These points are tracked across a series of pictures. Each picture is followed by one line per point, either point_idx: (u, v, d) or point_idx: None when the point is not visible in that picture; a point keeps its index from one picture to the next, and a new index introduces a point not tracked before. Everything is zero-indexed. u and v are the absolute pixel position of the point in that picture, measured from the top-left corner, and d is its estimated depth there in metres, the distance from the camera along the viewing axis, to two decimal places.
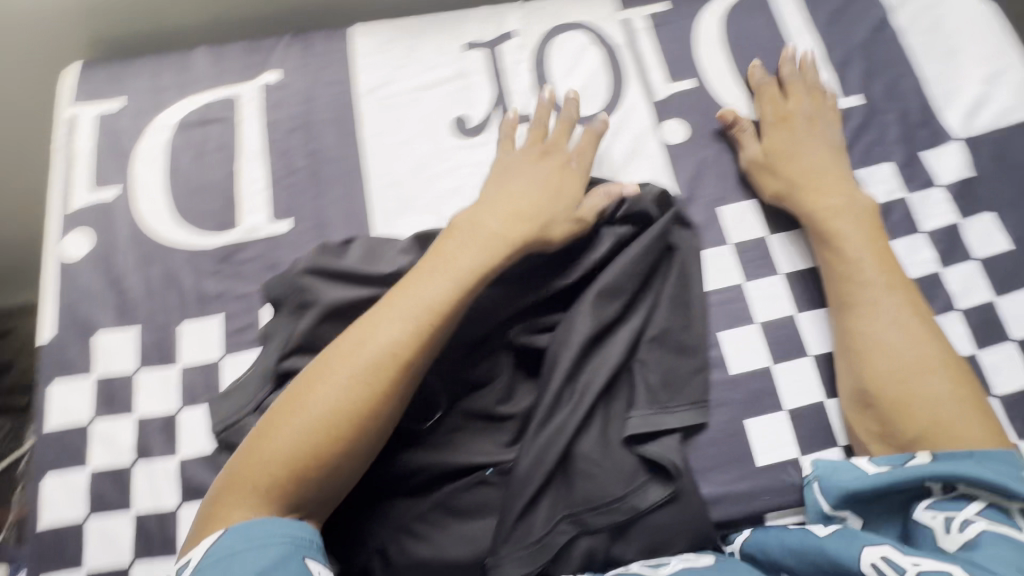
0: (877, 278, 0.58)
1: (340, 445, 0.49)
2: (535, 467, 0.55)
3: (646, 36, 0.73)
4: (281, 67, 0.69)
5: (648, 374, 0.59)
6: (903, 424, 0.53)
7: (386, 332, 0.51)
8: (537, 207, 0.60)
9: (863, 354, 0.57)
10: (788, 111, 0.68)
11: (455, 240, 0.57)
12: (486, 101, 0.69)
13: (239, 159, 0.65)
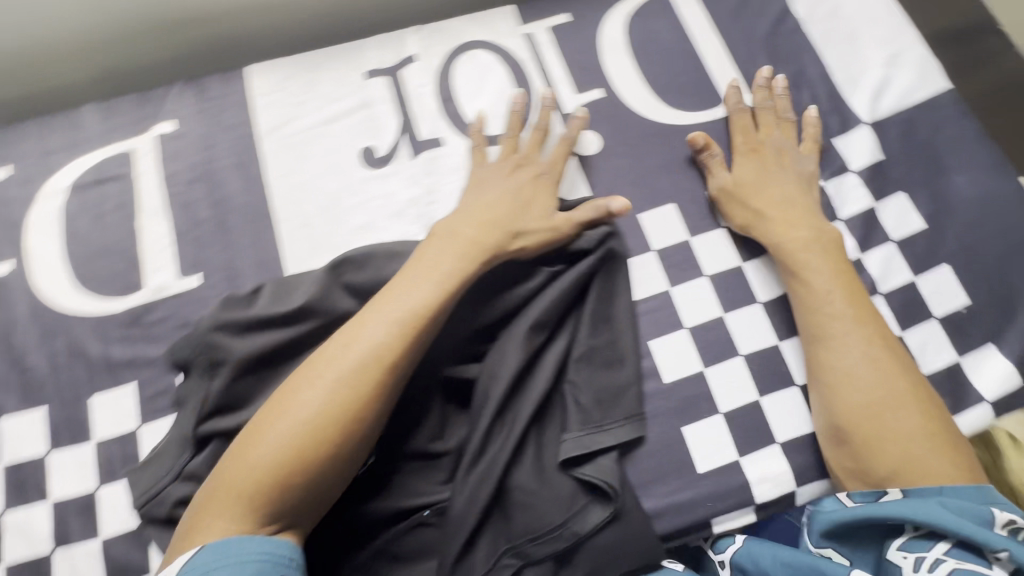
0: (845, 308, 0.60)
1: (327, 448, 0.50)
2: (468, 509, 0.54)
3: (549, 48, 0.74)
4: (175, 117, 0.68)
5: (578, 395, 0.59)
6: (876, 462, 0.55)
7: (373, 336, 0.53)
8: (507, 210, 0.62)
9: (838, 387, 0.57)
10: (759, 142, 0.69)
11: (430, 249, 0.60)
12: (393, 129, 0.69)
13: (139, 218, 0.64)
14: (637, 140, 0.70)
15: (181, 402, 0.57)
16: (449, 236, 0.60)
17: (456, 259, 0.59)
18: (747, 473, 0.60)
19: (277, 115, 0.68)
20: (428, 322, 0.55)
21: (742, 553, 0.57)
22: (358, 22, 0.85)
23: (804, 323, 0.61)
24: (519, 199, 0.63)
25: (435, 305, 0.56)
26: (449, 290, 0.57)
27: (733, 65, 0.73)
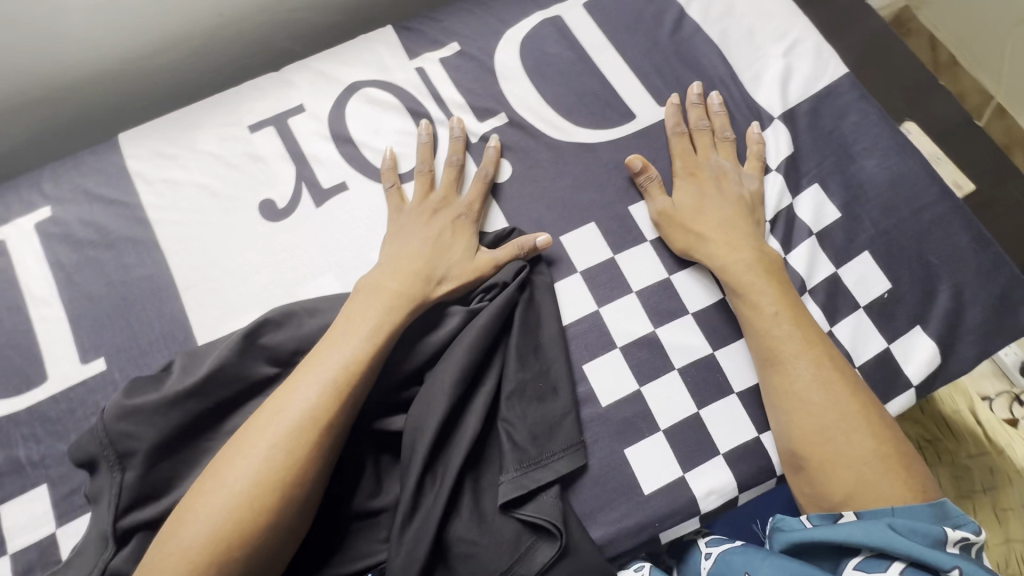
0: (789, 326, 0.60)
1: (263, 520, 0.47)
2: (408, 567, 0.52)
3: (443, 78, 0.73)
4: (56, 201, 0.68)
5: (513, 433, 0.57)
6: (831, 486, 0.55)
7: (304, 398, 0.51)
8: (433, 255, 0.62)
9: (792, 411, 0.57)
10: (698, 164, 0.68)
11: (360, 300, 0.58)
12: (290, 180, 0.69)
13: (29, 311, 0.63)
14: (547, 164, 0.70)
15: (94, 499, 0.53)
16: (378, 286, 0.59)
17: (387, 306, 0.57)
18: (692, 489, 0.59)
19: (158, 186, 0.68)
20: (364, 375, 0.54)
21: (737, 551, 0.55)
22: (270, 53, 0.86)
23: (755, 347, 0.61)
24: (446, 243, 0.63)
25: (368, 357, 0.54)
26: (383, 340, 0.56)
27: (634, 76, 0.74)
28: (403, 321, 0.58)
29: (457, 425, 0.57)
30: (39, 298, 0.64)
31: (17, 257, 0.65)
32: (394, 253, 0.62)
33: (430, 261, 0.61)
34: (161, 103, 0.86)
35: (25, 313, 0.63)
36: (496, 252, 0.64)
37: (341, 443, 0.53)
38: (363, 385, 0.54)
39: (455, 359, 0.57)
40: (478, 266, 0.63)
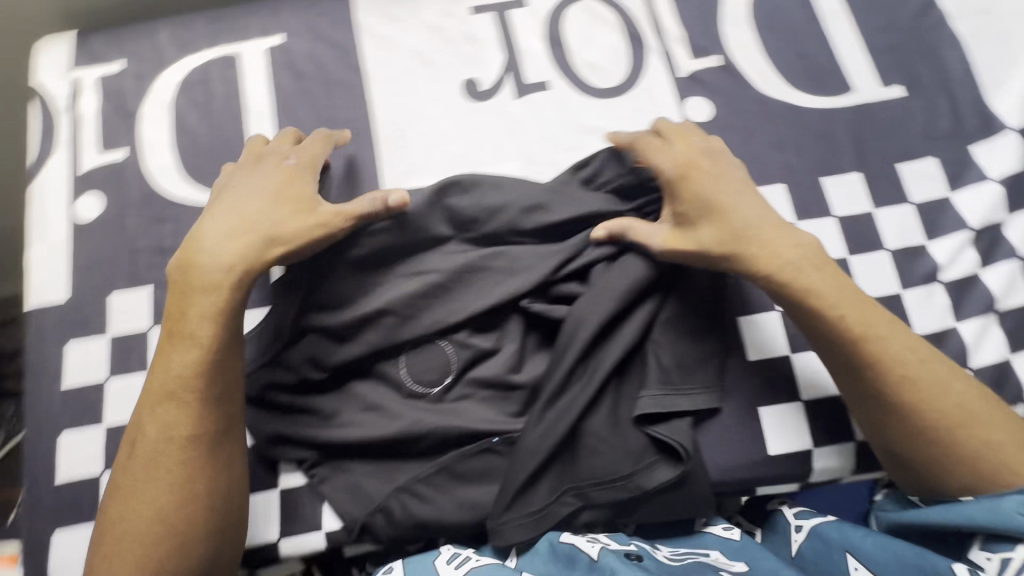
0: (862, 329, 0.53)
1: (168, 543, 0.49)
2: (541, 441, 0.55)
3: (667, 7, 0.73)
4: (286, 31, 0.73)
5: (660, 355, 0.58)
6: (943, 479, 0.52)
7: (160, 419, 0.52)
8: (230, 221, 0.56)
9: (886, 422, 0.53)
10: (687, 162, 0.60)
11: (188, 291, 0.54)
12: (497, 65, 0.71)
13: (246, 120, 0.69)
14: (751, 115, 0.68)
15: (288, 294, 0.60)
16: (209, 263, 0.54)
17: (215, 296, 0.53)
18: (815, 463, 0.59)
19: (378, 41, 0.72)
20: (209, 378, 0.52)
21: (831, 525, 0.56)
22: None
23: (828, 348, 0.55)
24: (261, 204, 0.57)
25: (208, 362, 0.52)
26: (226, 338, 0.53)
27: (864, 51, 0.70)
28: (236, 312, 0.54)
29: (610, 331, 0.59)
30: (254, 115, 0.70)
31: (246, 71, 0.71)
32: (267, 218, 0.56)
33: (263, 221, 0.56)
34: None
35: (243, 123, 0.69)
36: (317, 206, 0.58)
37: (219, 434, 0.53)
38: (227, 384, 0.53)
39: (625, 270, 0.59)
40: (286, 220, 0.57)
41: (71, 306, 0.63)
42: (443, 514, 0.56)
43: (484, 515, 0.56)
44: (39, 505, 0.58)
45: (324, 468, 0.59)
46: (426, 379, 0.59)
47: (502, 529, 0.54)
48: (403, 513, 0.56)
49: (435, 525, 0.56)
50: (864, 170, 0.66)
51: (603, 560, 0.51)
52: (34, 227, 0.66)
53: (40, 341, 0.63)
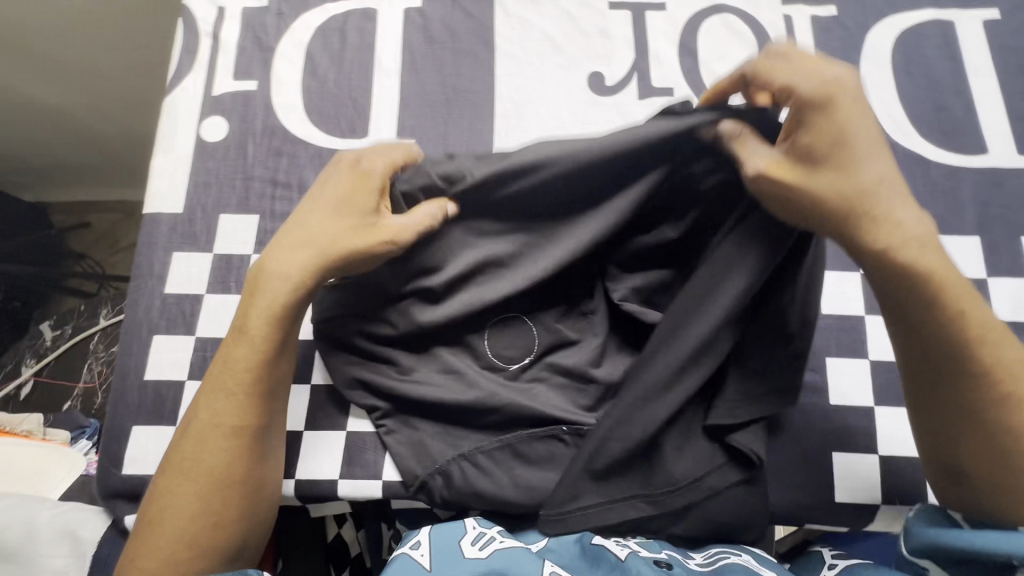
0: (978, 333, 0.45)
1: (206, 532, 0.51)
2: (616, 441, 0.52)
3: (807, 35, 0.71)
4: None
5: (745, 360, 0.54)
6: (1007, 509, 0.47)
7: (210, 411, 0.53)
8: (309, 236, 0.54)
9: (965, 437, 0.47)
10: (831, 86, 0.42)
11: (255, 293, 0.55)
12: (625, 64, 0.71)
13: (373, 75, 0.71)
14: None
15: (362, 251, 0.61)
16: (271, 271, 0.54)
17: (274, 304, 0.54)
18: (879, 519, 0.58)
19: (512, 20, 0.73)
20: (258, 374, 0.53)
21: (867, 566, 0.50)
22: None
23: (922, 346, 0.46)
24: (334, 219, 0.54)
25: (262, 363, 0.53)
26: (280, 341, 0.54)
27: (1007, 115, 0.68)
28: (291, 318, 0.54)
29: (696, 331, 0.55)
30: (382, 70, 0.71)
31: (381, 27, 0.73)
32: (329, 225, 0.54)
33: (328, 230, 0.54)
34: None
35: (371, 76, 0.71)
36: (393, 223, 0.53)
37: (259, 435, 0.54)
38: (277, 380, 0.55)
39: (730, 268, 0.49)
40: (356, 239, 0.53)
41: (183, 218, 0.66)
42: (502, 492, 0.55)
43: (540, 501, 0.55)
44: (125, 398, 0.61)
45: (394, 421, 0.61)
46: (506, 355, 0.60)
47: (561, 519, 0.53)
48: (461, 480, 0.56)
49: (493, 499, 0.55)
50: (984, 235, 0.64)
51: (630, 563, 0.48)
52: (162, 140, 0.70)
53: (149, 246, 0.66)
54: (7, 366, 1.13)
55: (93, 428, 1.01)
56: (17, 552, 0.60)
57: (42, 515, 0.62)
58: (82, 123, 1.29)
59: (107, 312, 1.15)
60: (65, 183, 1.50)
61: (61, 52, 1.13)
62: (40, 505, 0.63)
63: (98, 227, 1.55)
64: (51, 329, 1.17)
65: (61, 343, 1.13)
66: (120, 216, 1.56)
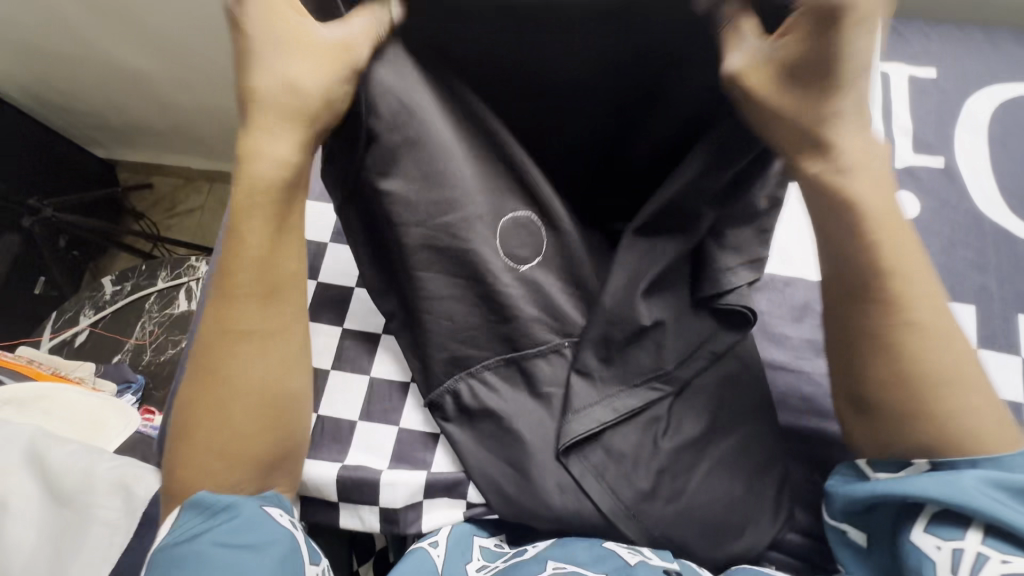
0: (888, 260, 0.48)
1: (247, 429, 0.51)
2: (600, 338, 0.57)
3: (901, 95, 0.71)
4: None
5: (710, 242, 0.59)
6: (907, 435, 0.49)
7: (240, 312, 0.50)
8: (269, 92, 0.46)
9: (887, 358, 0.49)
10: None
11: (250, 175, 0.48)
12: None
13: None
14: (960, 226, 0.66)
15: None
16: (258, 162, 0.48)
17: (277, 186, 0.49)
18: None
19: None
20: (262, 280, 0.50)
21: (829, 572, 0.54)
22: None
23: (837, 268, 0.50)
24: (280, 58, 0.46)
25: (279, 254, 0.51)
26: (284, 236, 0.52)
27: None
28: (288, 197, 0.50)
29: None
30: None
31: None
32: (281, 67, 0.46)
33: (297, 83, 0.46)
34: None
35: None
36: (329, 38, 0.46)
37: (282, 327, 0.53)
38: (293, 282, 0.54)
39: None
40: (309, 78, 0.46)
41: None
42: (505, 406, 0.59)
43: (546, 405, 0.59)
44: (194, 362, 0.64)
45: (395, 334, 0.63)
46: (514, 257, 0.57)
47: (570, 422, 0.57)
48: (470, 398, 0.60)
49: (496, 412, 0.59)
50: None
51: (636, 570, 0.50)
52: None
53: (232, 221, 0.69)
54: (67, 313, 1.18)
55: (138, 384, 1.05)
56: (75, 497, 0.63)
57: (101, 466, 0.65)
58: (165, 93, 1.35)
59: (164, 274, 1.19)
60: (136, 144, 1.56)
61: (154, 22, 1.17)
62: (100, 455, 0.66)
63: (159, 189, 1.61)
64: (112, 284, 1.20)
65: (119, 300, 1.17)
66: (181, 182, 1.62)
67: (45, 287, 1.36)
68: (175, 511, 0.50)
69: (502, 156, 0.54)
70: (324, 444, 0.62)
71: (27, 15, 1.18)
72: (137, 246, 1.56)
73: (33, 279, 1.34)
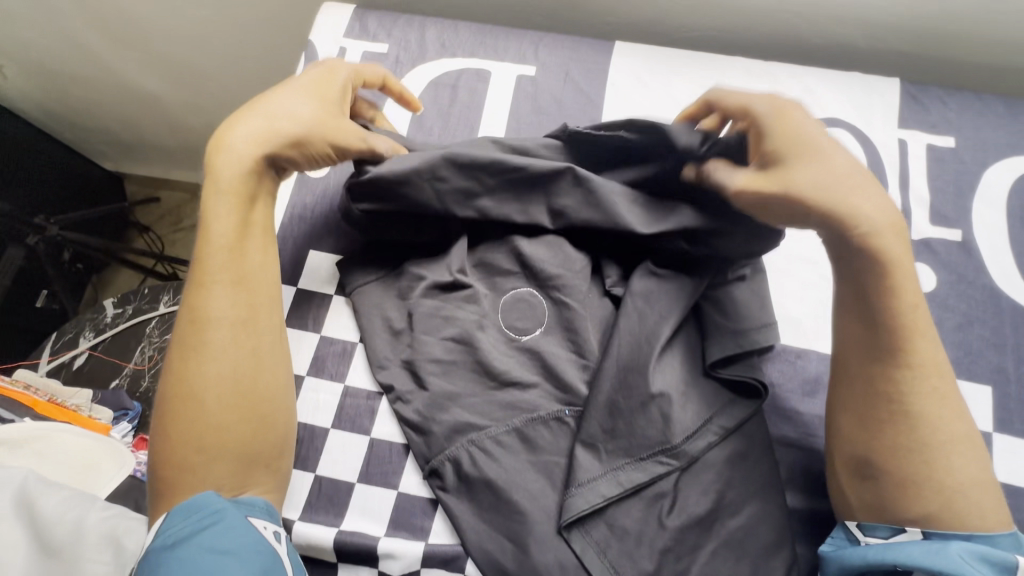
0: (908, 326, 0.51)
1: (221, 416, 0.54)
2: (604, 407, 0.59)
3: (918, 164, 0.70)
4: (538, 65, 0.76)
5: (710, 309, 0.63)
6: (911, 504, 0.51)
7: (216, 304, 0.56)
8: (272, 117, 0.59)
9: (899, 424, 0.51)
10: (786, 107, 0.56)
11: (216, 183, 0.58)
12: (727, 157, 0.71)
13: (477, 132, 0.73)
14: (975, 303, 0.65)
15: (363, 260, 0.70)
16: (226, 161, 0.57)
17: (243, 187, 0.58)
18: None
19: (622, 105, 0.74)
20: (229, 267, 0.57)
21: None
22: (745, 39, 0.86)
23: (863, 334, 0.53)
24: (297, 99, 0.60)
25: (236, 243, 0.58)
26: (249, 230, 0.59)
27: None
28: (255, 201, 0.60)
29: (668, 278, 0.62)
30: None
31: (494, 89, 0.75)
32: (303, 123, 0.59)
33: (297, 123, 0.59)
34: (628, 32, 0.90)
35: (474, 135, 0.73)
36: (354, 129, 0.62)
37: (240, 308, 0.57)
38: (255, 270, 0.59)
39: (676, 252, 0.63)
40: (317, 124, 0.59)
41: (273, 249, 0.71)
42: (508, 476, 0.58)
43: (550, 478, 0.59)
44: None
45: (404, 391, 0.63)
46: (518, 326, 0.65)
47: (574, 497, 0.56)
48: (470, 465, 0.59)
49: (498, 484, 0.58)
50: None
51: None
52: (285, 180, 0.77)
53: None
54: (67, 335, 1.17)
55: (134, 411, 1.04)
56: (65, 546, 0.60)
57: (93, 516, 0.63)
58: (176, 113, 1.35)
59: (167, 298, 1.18)
60: (144, 159, 1.56)
61: (171, 48, 1.17)
62: (91, 503, 0.65)
63: (165, 204, 1.61)
64: (114, 306, 1.20)
65: (120, 323, 1.16)
66: (188, 197, 1.62)
67: (46, 300, 1.36)
68: (156, 521, 0.51)
69: (518, 251, 0.66)
70: (322, 505, 0.61)
71: (42, 37, 1.18)
72: (141, 262, 1.56)
73: (35, 292, 1.33)
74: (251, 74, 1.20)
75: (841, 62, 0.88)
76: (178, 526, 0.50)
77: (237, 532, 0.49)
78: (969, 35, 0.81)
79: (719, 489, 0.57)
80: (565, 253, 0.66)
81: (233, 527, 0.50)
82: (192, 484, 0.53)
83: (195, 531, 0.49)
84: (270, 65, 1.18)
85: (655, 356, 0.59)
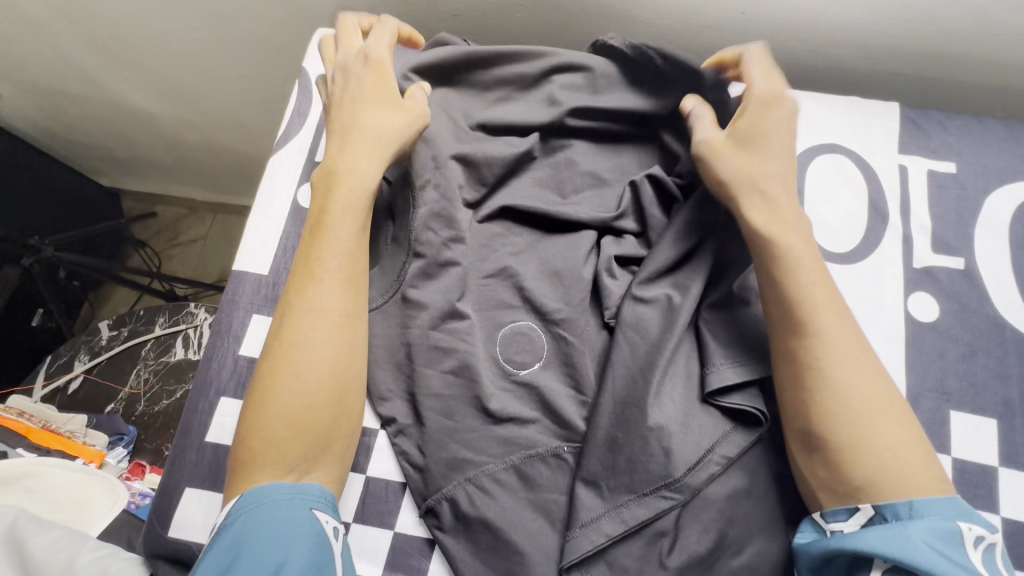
0: (799, 293, 0.54)
1: (320, 404, 0.55)
2: (606, 440, 0.58)
3: (921, 191, 0.70)
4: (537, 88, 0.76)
5: (714, 333, 0.61)
6: (842, 473, 0.50)
7: (327, 297, 0.57)
8: (374, 123, 0.63)
9: (813, 386, 0.52)
10: (776, 111, 0.62)
11: (339, 184, 0.61)
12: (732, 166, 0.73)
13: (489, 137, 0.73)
14: (977, 332, 0.64)
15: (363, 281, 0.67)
16: (354, 176, 0.61)
17: (367, 196, 0.62)
18: None
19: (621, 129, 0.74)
20: (345, 267, 0.59)
21: None
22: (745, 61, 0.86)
23: (771, 307, 0.56)
24: (380, 106, 0.64)
25: (349, 245, 0.60)
26: (362, 237, 0.62)
27: None
28: (365, 210, 0.62)
29: (672, 271, 0.64)
30: (489, 144, 0.70)
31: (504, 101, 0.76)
32: (389, 121, 0.64)
33: (401, 131, 0.64)
34: None
35: None
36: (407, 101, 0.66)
37: (346, 306, 0.58)
38: (360, 274, 0.61)
39: (681, 241, 0.64)
40: (407, 129, 0.64)
41: (268, 280, 0.71)
42: (504, 515, 0.57)
43: (551, 516, 0.58)
44: (183, 458, 0.64)
45: (406, 427, 0.63)
46: (517, 360, 0.64)
47: (577, 537, 0.55)
48: (468, 504, 0.58)
49: (495, 524, 0.57)
50: None
51: None
52: (275, 210, 0.74)
53: (230, 310, 0.69)
54: (61, 358, 1.16)
55: (130, 436, 1.05)
56: None
57: (83, 558, 0.56)
58: (171, 131, 1.34)
59: (162, 320, 1.16)
60: (142, 176, 1.56)
61: (167, 69, 1.16)
62: (84, 543, 0.58)
63: (162, 218, 1.60)
64: (108, 328, 1.18)
65: (115, 345, 1.15)
66: (186, 212, 1.61)
67: (42, 319, 1.35)
68: (228, 503, 0.52)
69: (521, 286, 0.66)
70: None
71: (37, 59, 1.17)
72: (137, 279, 1.55)
73: (31, 311, 1.32)
74: (250, 95, 1.20)
75: (840, 81, 0.88)
76: (249, 508, 0.50)
77: (298, 521, 0.49)
78: (969, 56, 0.81)
79: (722, 527, 0.56)
80: (568, 282, 0.66)
81: (295, 516, 0.49)
82: (272, 462, 0.52)
83: (264, 513, 0.49)
84: (269, 87, 1.17)
85: (652, 388, 0.58)
